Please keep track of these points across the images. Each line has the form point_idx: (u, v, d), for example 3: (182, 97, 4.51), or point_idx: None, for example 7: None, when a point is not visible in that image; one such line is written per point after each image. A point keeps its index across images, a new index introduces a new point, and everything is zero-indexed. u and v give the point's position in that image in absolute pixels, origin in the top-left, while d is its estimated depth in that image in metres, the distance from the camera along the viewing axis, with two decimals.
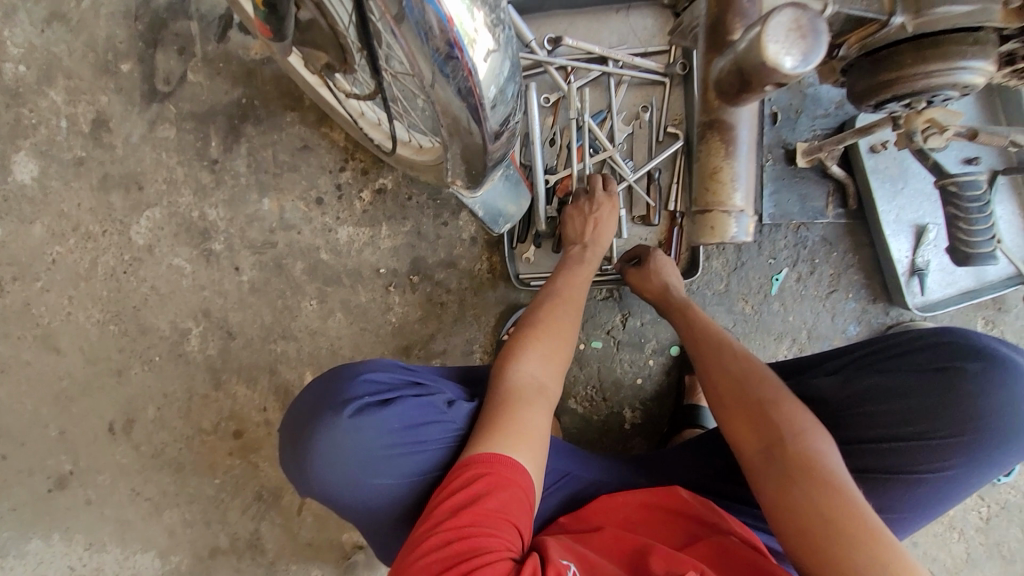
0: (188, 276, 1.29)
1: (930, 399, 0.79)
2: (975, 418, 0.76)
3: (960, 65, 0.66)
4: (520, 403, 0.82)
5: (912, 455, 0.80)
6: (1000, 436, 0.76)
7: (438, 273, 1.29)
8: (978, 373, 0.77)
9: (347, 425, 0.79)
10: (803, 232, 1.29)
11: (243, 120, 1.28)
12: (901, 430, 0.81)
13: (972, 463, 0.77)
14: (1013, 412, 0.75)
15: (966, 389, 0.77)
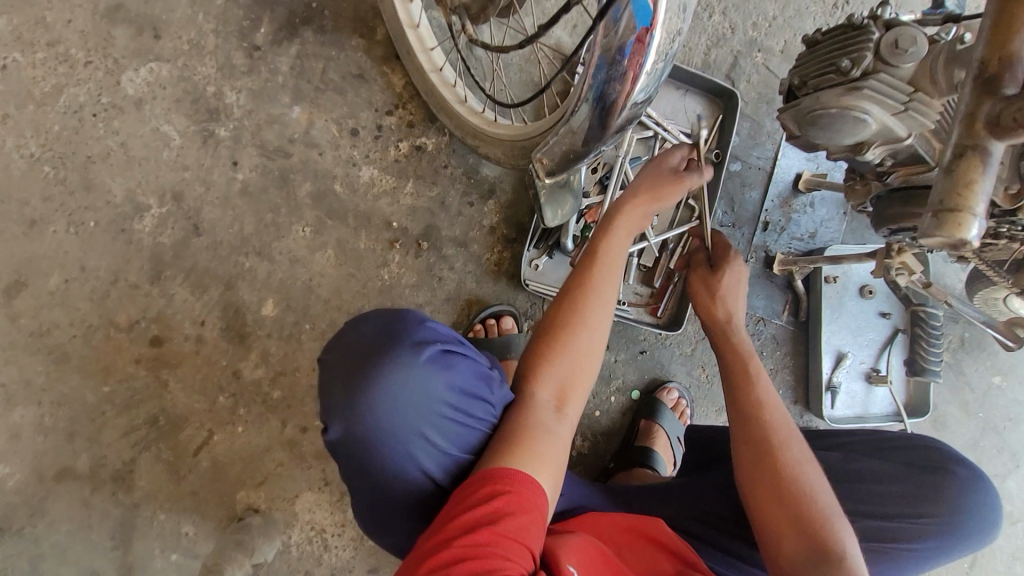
0: (173, 149, 1.12)
1: (914, 484, 0.99)
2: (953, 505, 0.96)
3: None
4: (540, 431, 0.81)
5: (907, 527, 0.96)
6: (970, 525, 0.96)
7: (447, 248, 1.26)
8: (958, 476, 0.98)
9: (418, 369, 0.81)
10: (760, 325, 1.48)
11: (305, 23, 1.19)
12: (903, 506, 0.97)
13: (942, 544, 0.95)
14: (979, 510, 0.97)
15: (954, 486, 0.97)
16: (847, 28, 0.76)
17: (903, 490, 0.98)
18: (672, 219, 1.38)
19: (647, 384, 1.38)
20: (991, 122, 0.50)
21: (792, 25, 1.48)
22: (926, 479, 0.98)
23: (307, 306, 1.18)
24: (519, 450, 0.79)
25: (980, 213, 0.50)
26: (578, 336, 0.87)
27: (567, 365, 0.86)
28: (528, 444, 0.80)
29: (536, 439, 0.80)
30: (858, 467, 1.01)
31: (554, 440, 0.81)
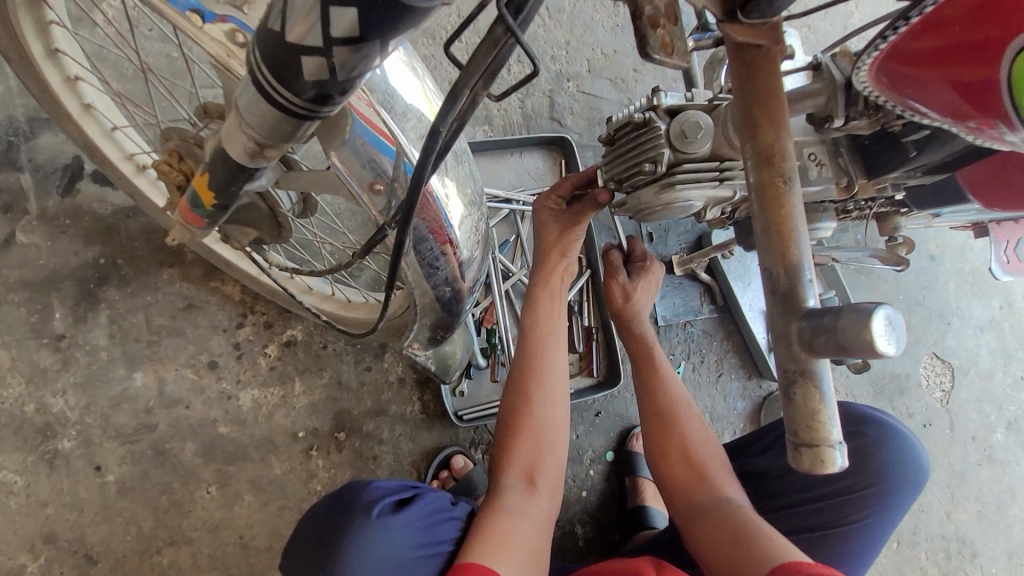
0: (20, 492, 0.98)
1: (847, 459, 0.99)
2: (880, 467, 0.97)
3: (817, 223, 0.86)
4: (508, 513, 0.79)
5: (841, 509, 0.97)
6: (896, 482, 0.97)
7: (366, 424, 1.17)
8: (870, 437, 0.97)
9: (380, 523, 0.74)
10: (689, 328, 1.45)
11: (102, 283, 1.06)
12: (822, 489, 0.99)
13: (882, 507, 0.96)
14: (898, 461, 0.97)
15: (871, 448, 0.97)
16: (630, 128, 0.73)
17: (833, 470, 0.99)
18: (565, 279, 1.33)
19: (616, 438, 1.34)
20: (806, 346, 0.37)
21: (587, 42, 1.46)
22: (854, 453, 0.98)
23: (250, 564, 1.06)
24: (488, 539, 0.76)
25: (837, 438, 0.37)
26: (525, 416, 0.84)
27: (526, 449, 0.84)
28: (495, 529, 0.77)
29: (501, 521, 0.78)
30: (785, 462, 1.03)
31: (520, 520, 0.79)
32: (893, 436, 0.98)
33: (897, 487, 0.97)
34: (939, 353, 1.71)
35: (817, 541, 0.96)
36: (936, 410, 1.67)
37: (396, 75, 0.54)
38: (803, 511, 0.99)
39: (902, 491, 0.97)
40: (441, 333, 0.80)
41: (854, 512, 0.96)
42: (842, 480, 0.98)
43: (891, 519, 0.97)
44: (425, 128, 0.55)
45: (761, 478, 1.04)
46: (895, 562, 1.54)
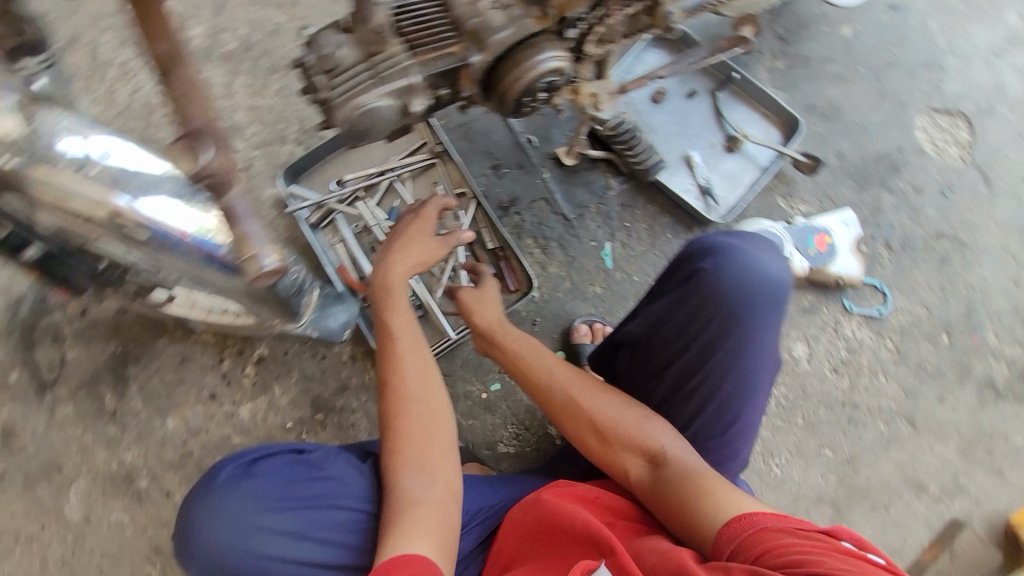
0: (129, 522, 1.37)
1: (690, 305, 0.85)
2: (723, 302, 0.82)
3: (539, 60, 0.84)
4: (412, 512, 0.85)
5: (700, 359, 0.85)
6: (751, 309, 0.81)
7: (338, 401, 1.40)
8: (705, 272, 0.83)
9: (227, 487, 0.85)
10: (604, 209, 1.41)
11: (125, 365, 1.43)
12: (681, 341, 0.87)
13: (741, 343, 0.82)
14: (747, 286, 0.82)
15: (708, 284, 0.83)
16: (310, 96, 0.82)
17: (681, 319, 0.86)
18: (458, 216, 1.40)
19: (562, 339, 1.36)
20: None
21: None
22: (692, 293, 0.84)
23: None
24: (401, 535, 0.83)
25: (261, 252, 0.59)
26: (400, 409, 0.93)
27: (418, 454, 0.90)
28: (405, 527, 0.84)
29: (406, 519, 0.84)
30: (646, 323, 0.93)
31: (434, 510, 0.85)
32: (722, 254, 0.84)
33: (756, 314, 0.82)
34: (937, 107, 1.41)
35: (685, 396, 0.88)
36: (956, 171, 1.38)
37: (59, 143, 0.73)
38: (670, 369, 0.89)
39: (759, 310, 0.82)
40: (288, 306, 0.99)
41: (712, 353, 0.84)
42: (689, 326, 0.86)
43: (759, 342, 0.83)
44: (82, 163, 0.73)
45: (636, 345, 0.96)
46: (952, 358, 1.31)
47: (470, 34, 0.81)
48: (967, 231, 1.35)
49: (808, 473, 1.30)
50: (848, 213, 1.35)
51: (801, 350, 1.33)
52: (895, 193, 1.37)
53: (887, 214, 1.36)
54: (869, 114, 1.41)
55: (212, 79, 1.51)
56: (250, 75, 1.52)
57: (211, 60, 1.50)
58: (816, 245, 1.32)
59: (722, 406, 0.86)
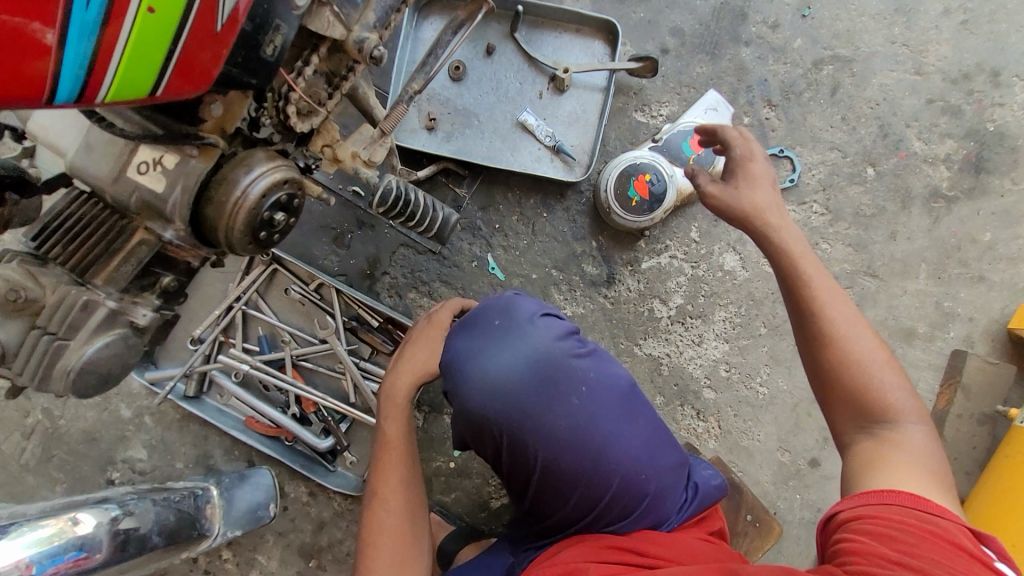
0: None
1: (464, 421, 0.80)
2: (484, 408, 0.77)
3: (242, 188, 0.65)
4: None
5: (516, 457, 0.78)
6: (515, 397, 0.76)
7: (322, 540, 1.31)
8: (452, 391, 0.79)
9: None
10: (467, 221, 1.23)
11: None
12: (489, 452, 0.81)
13: (532, 428, 0.76)
14: (495, 378, 0.77)
15: (463, 398, 0.78)
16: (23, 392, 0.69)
17: (472, 435, 0.81)
18: (328, 310, 1.25)
19: None
20: None
21: None
22: (463, 419, 0.79)
23: None
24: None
25: None
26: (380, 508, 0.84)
27: (389, 556, 0.82)
28: None
29: None
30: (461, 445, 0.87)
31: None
32: (461, 371, 0.79)
33: (527, 395, 0.76)
34: None
35: (538, 491, 0.79)
36: None
37: None
38: (511, 477, 0.82)
39: (530, 402, 0.76)
40: (187, 535, 0.95)
41: (523, 461, 0.78)
42: (488, 447, 0.81)
43: (559, 425, 0.76)
44: None
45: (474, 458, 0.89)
46: (890, 186, 1.13)
47: (143, 211, 0.65)
48: (848, 38, 1.14)
49: (795, 377, 1.19)
50: (711, 94, 1.15)
51: (733, 261, 1.19)
52: (753, 41, 1.15)
53: (755, 70, 1.15)
54: None
55: None
56: None
57: None
58: (693, 150, 1.14)
59: (575, 495, 0.77)
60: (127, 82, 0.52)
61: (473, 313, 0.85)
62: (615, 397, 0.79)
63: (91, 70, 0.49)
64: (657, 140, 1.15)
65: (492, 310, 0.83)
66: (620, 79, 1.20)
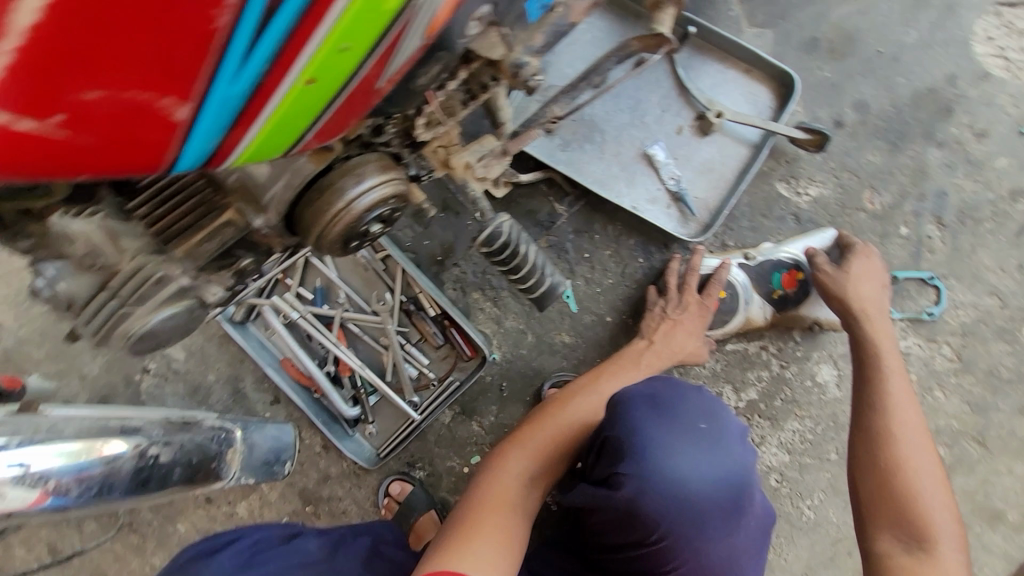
0: None
1: (623, 511, 0.71)
2: (662, 517, 0.70)
3: (350, 196, 0.60)
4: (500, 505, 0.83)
5: (652, 560, 0.72)
6: (693, 514, 0.70)
7: (323, 491, 1.34)
8: (634, 484, 0.69)
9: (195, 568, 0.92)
10: (556, 241, 1.14)
11: None
12: (624, 541, 0.74)
13: (692, 548, 0.71)
14: (688, 490, 0.70)
15: (643, 497, 0.69)
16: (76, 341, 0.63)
17: (617, 522, 0.72)
18: (390, 284, 1.22)
19: (534, 399, 1.20)
20: None
21: None
22: (621, 509, 0.70)
23: None
24: (456, 535, 0.79)
25: None
26: (546, 430, 0.92)
27: (539, 457, 0.89)
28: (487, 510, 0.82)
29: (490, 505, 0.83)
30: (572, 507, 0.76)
31: (514, 498, 0.85)
32: (656, 459, 0.71)
33: (706, 515, 0.71)
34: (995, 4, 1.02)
35: None
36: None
37: None
38: (617, 565, 0.77)
39: (712, 519, 0.71)
40: (202, 475, 0.94)
41: (655, 570, 0.73)
42: (626, 538, 0.73)
43: (716, 554, 0.72)
44: None
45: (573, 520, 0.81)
46: None
47: (239, 191, 0.59)
48: None
49: (848, 513, 1.08)
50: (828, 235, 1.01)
51: (828, 374, 1.09)
52: (946, 144, 1.01)
53: (936, 177, 1.00)
54: (899, 37, 1.01)
55: None
56: None
57: None
58: (783, 284, 1.04)
59: None
60: (246, 140, 0.44)
61: (672, 398, 0.76)
62: (760, 534, 0.77)
63: (212, 133, 0.42)
64: (749, 257, 1.03)
65: (699, 410, 0.75)
66: (776, 140, 1.05)
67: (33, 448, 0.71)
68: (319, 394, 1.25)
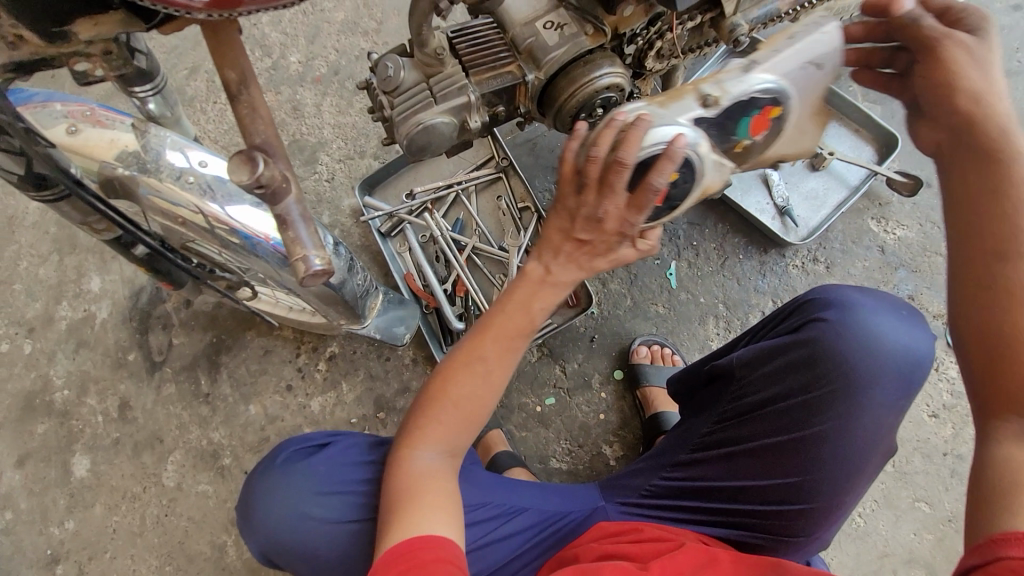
0: (212, 495, 1.53)
1: (805, 351, 0.86)
2: (845, 362, 0.83)
3: (597, 74, 0.84)
4: (410, 483, 0.78)
5: (813, 408, 0.85)
6: (868, 376, 0.82)
7: (399, 402, 1.48)
8: (825, 325, 0.85)
9: (290, 469, 0.90)
10: (671, 226, 1.36)
11: (219, 353, 1.60)
12: (791, 389, 0.87)
13: (856, 406, 0.82)
14: (877, 348, 0.82)
15: (834, 337, 0.84)
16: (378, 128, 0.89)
17: (794, 363, 0.87)
18: (518, 229, 1.43)
19: (619, 356, 1.33)
20: None
21: None
22: (807, 350, 0.86)
23: None
24: (400, 507, 0.76)
25: (310, 251, 0.51)
26: (427, 419, 0.80)
27: (440, 429, 0.79)
28: (405, 486, 0.77)
29: (407, 484, 0.77)
30: (749, 357, 0.93)
31: (428, 477, 0.79)
32: (857, 312, 0.85)
33: (883, 375, 0.82)
34: None
35: (788, 445, 0.86)
36: None
37: (170, 153, 0.83)
38: (767, 416, 0.89)
39: (890, 385, 0.82)
40: (350, 307, 1.11)
41: (799, 423, 0.86)
42: (795, 380, 0.87)
43: (870, 422, 0.82)
44: (176, 172, 0.83)
45: (725, 379, 0.96)
46: None
47: (525, 54, 0.84)
48: None
49: (899, 527, 1.16)
50: (829, 35, 0.76)
51: None
52: None
53: None
54: None
55: (305, 100, 1.65)
56: (337, 97, 1.64)
57: (307, 83, 1.66)
58: (751, 131, 0.78)
59: (815, 473, 0.85)
60: None
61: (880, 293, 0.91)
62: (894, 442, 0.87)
63: None
64: (710, 104, 0.73)
65: (902, 302, 0.89)
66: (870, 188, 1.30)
67: (258, 213, 0.89)
68: (430, 307, 1.42)
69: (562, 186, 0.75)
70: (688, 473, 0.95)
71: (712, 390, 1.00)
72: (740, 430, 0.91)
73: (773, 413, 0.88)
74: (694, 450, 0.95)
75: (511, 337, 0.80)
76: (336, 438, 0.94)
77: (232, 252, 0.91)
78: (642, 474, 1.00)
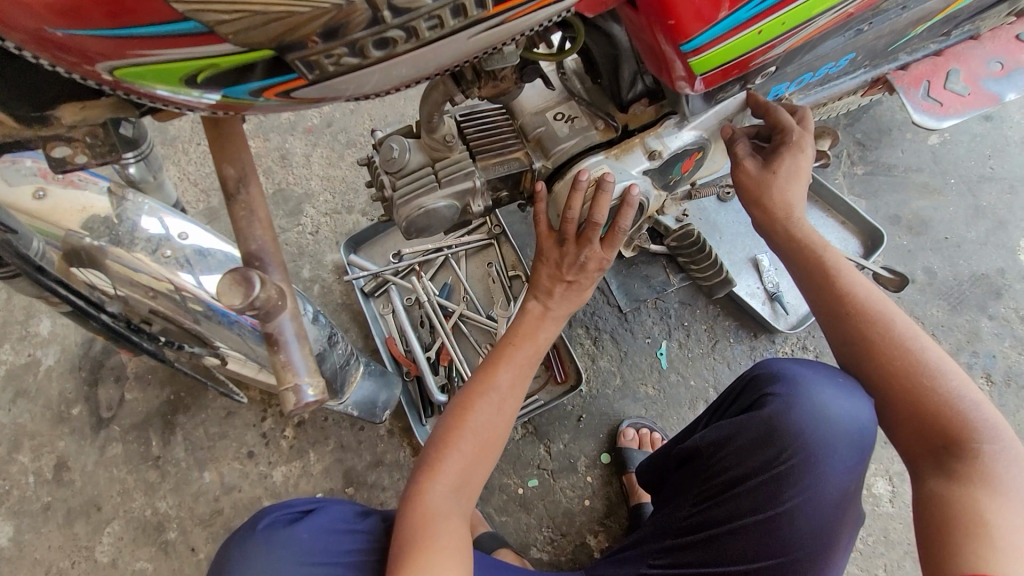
0: (151, 575, 1.37)
1: (758, 429, 0.81)
2: (797, 436, 0.78)
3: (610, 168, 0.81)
4: (434, 513, 0.68)
5: (772, 489, 0.79)
6: (821, 447, 0.77)
7: (370, 475, 1.38)
8: (775, 401, 0.80)
9: (269, 534, 0.74)
10: (662, 305, 1.35)
11: (175, 412, 1.48)
12: (752, 466, 0.81)
13: (817, 479, 0.77)
14: (825, 419, 0.77)
15: (784, 416, 0.79)
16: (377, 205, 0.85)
17: (750, 442, 0.82)
18: (508, 299, 1.39)
19: (607, 438, 1.28)
20: None
21: None
22: (761, 425, 0.81)
23: None
24: (414, 543, 0.66)
25: (304, 377, 0.46)
26: (447, 435, 0.74)
27: (461, 456, 0.73)
28: (418, 521, 0.68)
29: (429, 518, 0.68)
30: (711, 438, 0.87)
31: (448, 511, 0.69)
32: (804, 385, 0.80)
33: (833, 446, 0.77)
34: None
35: (758, 528, 0.79)
36: None
37: (148, 224, 0.78)
38: (738, 495, 0.82)
39: (841, 452, 0.77)
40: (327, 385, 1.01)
41: (768, 501, 0.79)
42: (755, 458, 0.81)
43: (833, 492, 0.77)
44: (152, 245, 0.76)
45: (694, 461, 0.90)
46: None
47: (534, 143, 0.82)
48: None
49: None
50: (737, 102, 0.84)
51: (882, 488, 1.18)
52: (996, 318, 1.24)
53: (987, 342, 1.22)
54: (962, 231, 1.31)
55: (293, 150, 1.61)
56: (328, 149, 1.61)
57: (298, 133, 1.62)
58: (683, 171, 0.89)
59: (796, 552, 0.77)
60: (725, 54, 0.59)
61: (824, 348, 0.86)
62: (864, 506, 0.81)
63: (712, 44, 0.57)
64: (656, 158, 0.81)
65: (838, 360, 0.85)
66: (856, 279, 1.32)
67: None
68: (411, 375, 1.35)
69: (541, 241, 0.83)
70: (674, 560, 0.86)
71: (682, 473, 0.93)
72: (710, 513, 0.84)
73: (742, 491, 0.81)
74: (677, 535, 0.87)
75: (522, 364, 0.80)
76: (319, 503, 0.81)
77: (201, 328, 0.82)
78: (629, 563, 0.91)
